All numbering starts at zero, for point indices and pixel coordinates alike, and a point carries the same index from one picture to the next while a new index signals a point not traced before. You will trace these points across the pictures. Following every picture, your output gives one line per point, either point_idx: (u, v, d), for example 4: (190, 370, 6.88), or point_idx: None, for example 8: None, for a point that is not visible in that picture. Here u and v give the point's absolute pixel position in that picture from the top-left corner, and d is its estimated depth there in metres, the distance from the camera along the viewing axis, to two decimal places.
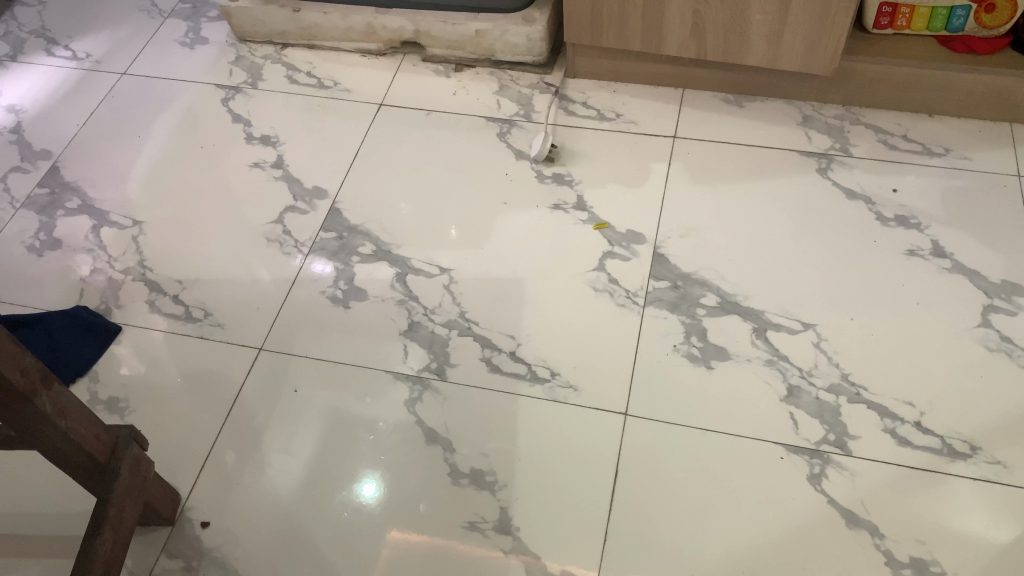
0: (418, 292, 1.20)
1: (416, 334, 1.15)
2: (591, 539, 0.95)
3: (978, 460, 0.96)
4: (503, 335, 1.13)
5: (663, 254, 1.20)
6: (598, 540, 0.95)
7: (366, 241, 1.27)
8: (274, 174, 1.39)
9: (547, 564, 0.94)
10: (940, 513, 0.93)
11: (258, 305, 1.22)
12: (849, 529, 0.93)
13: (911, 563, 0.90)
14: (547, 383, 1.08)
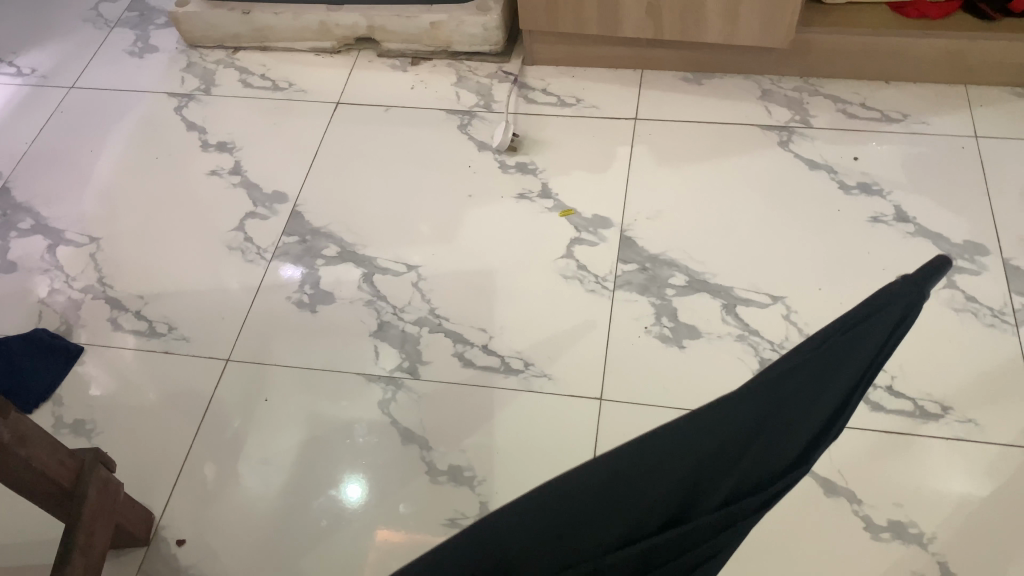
0: (386, 291, 1.18)
1: (387, 334, 1.13)
2: None
3: (950, 420, 0.95)
4: (475, 329, 1.12)
5: (631, 237, 1.19)
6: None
7: (329, 243, 1.25)
8: (232, 181, 1.37)
9: None
10: (916, 475, 0.91)
11: (223, 315, 1.19)
12: (828, 498, 0.91)
13: (890, 527, 0.88)
14: (522, 374, 1.07)
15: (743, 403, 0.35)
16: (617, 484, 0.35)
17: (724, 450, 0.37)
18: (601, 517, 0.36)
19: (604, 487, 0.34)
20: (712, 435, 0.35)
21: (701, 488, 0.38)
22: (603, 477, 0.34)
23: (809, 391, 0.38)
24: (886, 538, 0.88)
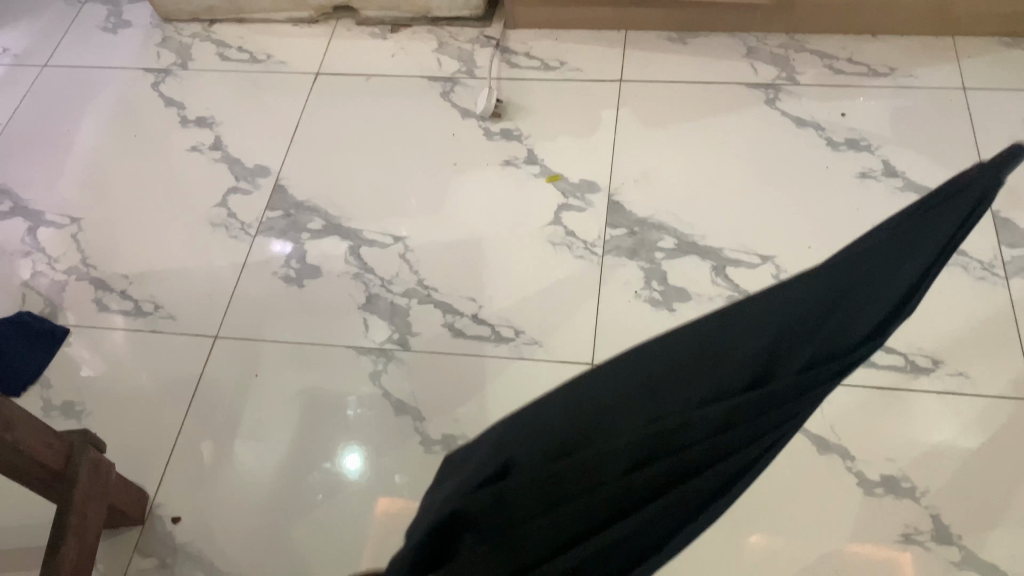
0: (373, 264, 1.17)
1: (375, 307, 1.12)
2: None
3: (941, 373, 0.95)
4: (464, 299, 1.11)
5: (618, 201, 1.18)
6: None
7: (314, 216, 1.24)
8: (214, 156, 1.35)
9: None
10: (907, 429, 0.91)
11: (210, 293, 1.18)
12: (821, 455, 0.91)
13: (883, 482, 0.88)
14: (513, 342, 1.07)
15: (830, 261, 0.33)
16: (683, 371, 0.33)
17: (808, 340, 0.33)
18: (681, 378, 0.33)
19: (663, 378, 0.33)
20: (795, 291, 0.33)
21: (787, 383, 0.33)
22: (686, 343, 0.34)
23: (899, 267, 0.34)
24: (880, 493, 0.88)
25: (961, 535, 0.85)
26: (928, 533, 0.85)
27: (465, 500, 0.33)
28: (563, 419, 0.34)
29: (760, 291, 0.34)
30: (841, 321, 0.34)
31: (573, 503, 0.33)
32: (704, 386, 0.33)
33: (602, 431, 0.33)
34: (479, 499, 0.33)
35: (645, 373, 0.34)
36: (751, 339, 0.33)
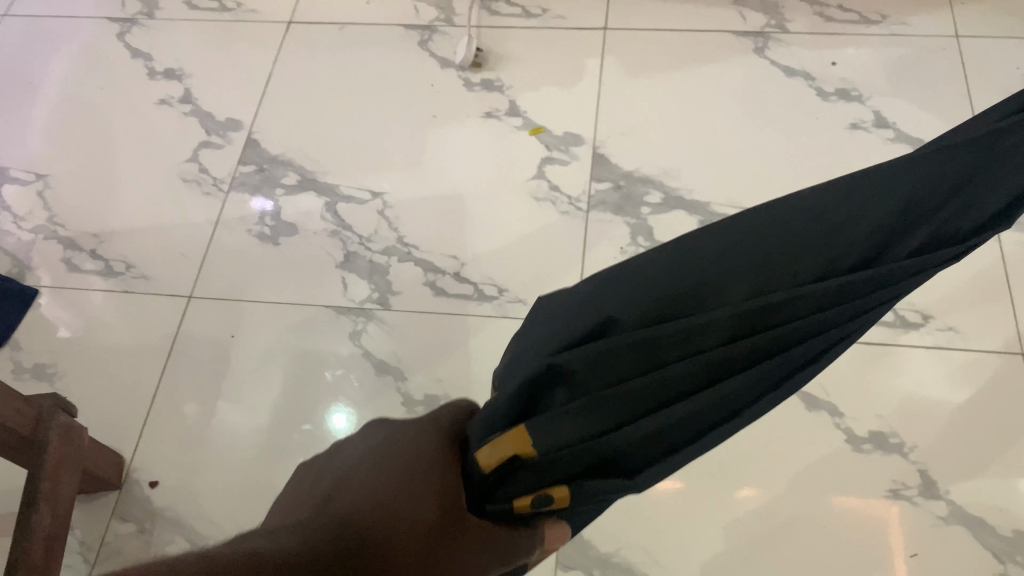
0: (351, 221, 1.13)
1: (354, 265, 1.09)
2: None
3: (931, 328, 0.93)
4: (446, 257, 1.08)
5: (604, 155, 1.15)
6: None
7: (289, 172, 1.19)
8: (184, 110, 1.29)
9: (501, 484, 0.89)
10: (896, 385, 0.90)
11: (183, 252, 1.14)
12: (810, 412, 0.89)
13: (871, 438, 0.87)
14: (496, 301, 1.04)
15: (926, 163, 0.46)
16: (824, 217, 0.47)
17: (919, 205, 0.47)
18: (800, 256, 0.47)
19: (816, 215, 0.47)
20: (908, 185, 0.46)
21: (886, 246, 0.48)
22: (803, 221, 0.47)
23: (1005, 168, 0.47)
24: (868, 449, 0.87)
25: (949, 490, 0.83)
26: (916, 489, 0.84)
27: (610, 342, 0.48)
28: (699, 270, 0.49)
29: (863, 172, 0.48)
30: (923, 226, 0.48)
31: (699, 355, 0.49)
32: (818, 266, 0.48)
33: (728, 290, 0.49)
34: (617, 348, 0.48)
35: (772, 242, 0.48)
36: (864, 231, 0.47)
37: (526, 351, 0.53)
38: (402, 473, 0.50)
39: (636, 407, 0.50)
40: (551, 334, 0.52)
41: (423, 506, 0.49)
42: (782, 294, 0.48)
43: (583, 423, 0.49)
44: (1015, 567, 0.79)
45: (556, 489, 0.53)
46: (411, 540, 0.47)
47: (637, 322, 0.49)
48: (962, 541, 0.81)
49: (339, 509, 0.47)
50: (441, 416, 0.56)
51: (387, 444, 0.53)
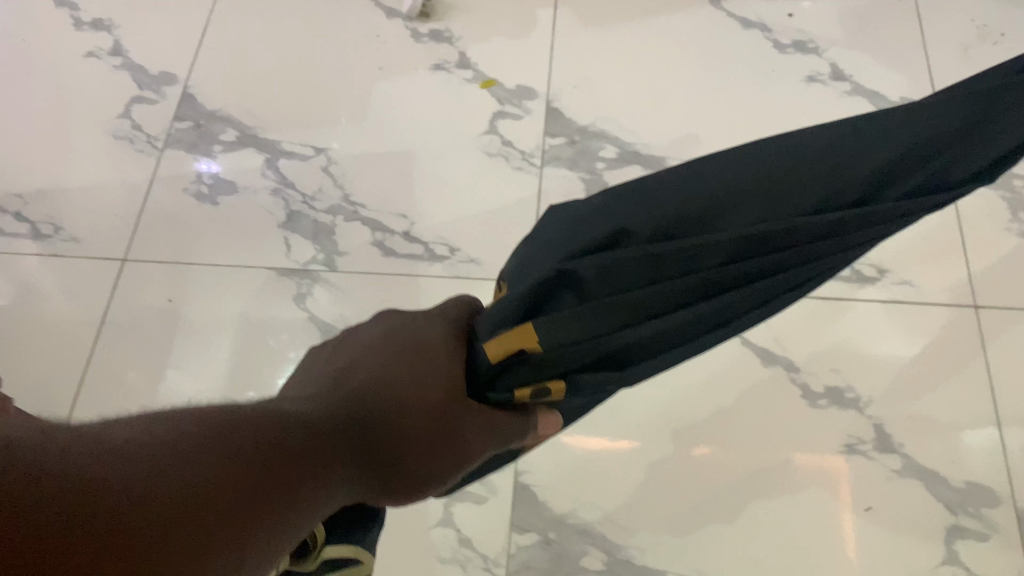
0: (294, 178, 1.08)
1: (297, 225, 1.04)
2: None
3: (886, 282, 0.91)
4: (394, 215, 1.04)
5: (557, 109, 1.11)
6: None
7: (228, 128, 1.13)
8: (113, 63, 1.21)
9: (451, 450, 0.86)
10: (853, 339, 0.88)
11: (115, 213, 1.08)
12: (766, 368, 0.88)
13: (827, 393, 0.86)
14: (448, 261, 1.00)
15: (919, 120, 0.50)
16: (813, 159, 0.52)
17: (911, 155, 0.50)
18: (798, 189, 0.52)
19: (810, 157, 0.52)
20: (895, 139, 0.50)
21: (879, 188, 0.51)
22: (803, 154, 0.52)
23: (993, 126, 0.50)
24: (824, 404, 0.86)
25: (903, 442, 0.83)
26: (870, 443, 0.83)
27: (621, 253, 0.54)
28: (709, 196, 0.53)
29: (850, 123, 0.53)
30: (914, 172, 0.51)
31: (698, 273, 0.54)
32: (816, 198, 0.52)
33: (734, 215, 0.53)
34: (623, 257, 0.54)
35: (776, 172, 0.52)
36: (857, 172, 0.51)
37: (540, 255, 0.59)
38: (410, 361, 0.57)
39: (637, 313, 0.55)
40: (563, 240, 0.57)
41: (429, 388, 0.56)
42: (781, 223, 0.52)
43: (585, 322, 0.55)
44: (966, 518, 0.79)
45: (553, 383, 0.58)
46: (414, 416, 0.55)
47: (647, 236, 0.54)
48: (916, 493, 0.80)
49: (355, 386, 0.55)
50: (448, 312, 0.64)
51: (400, 337, 0.60)
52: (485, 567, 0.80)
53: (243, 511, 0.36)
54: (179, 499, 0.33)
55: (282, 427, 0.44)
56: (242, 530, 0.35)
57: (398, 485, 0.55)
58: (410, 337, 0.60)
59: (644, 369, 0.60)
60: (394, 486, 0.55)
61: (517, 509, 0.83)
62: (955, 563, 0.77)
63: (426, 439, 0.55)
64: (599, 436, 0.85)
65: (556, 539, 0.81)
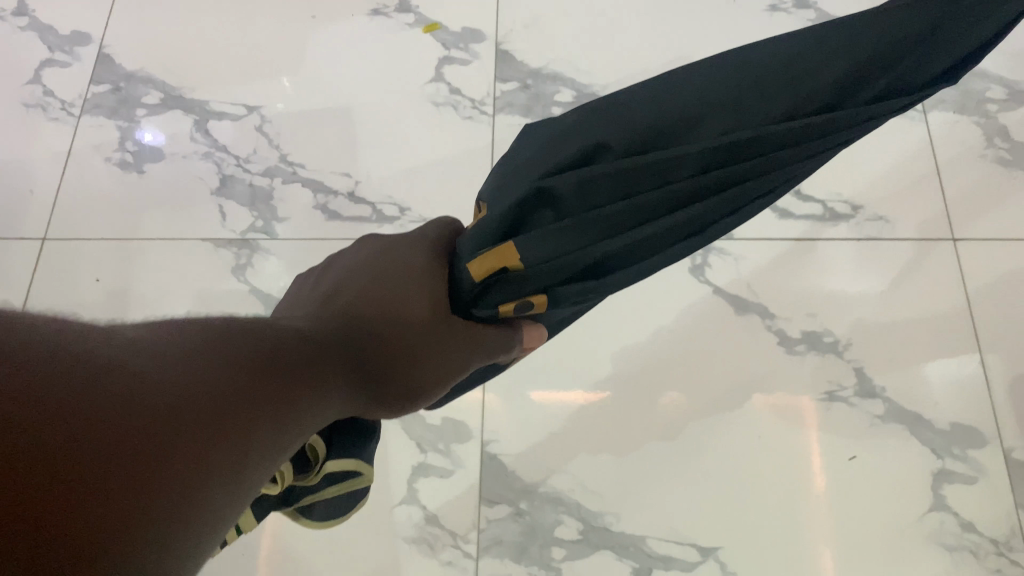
0: (225, 140, 0.99)
1: (232, 191, 0.96)
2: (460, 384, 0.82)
3: (861, 219, 0.87)
4: (337, 176, 0.96)
5: (507, 52, 1.03)
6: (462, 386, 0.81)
7: (149, 89, 1.04)
8: (18, 23, 1.09)
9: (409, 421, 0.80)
10: (828, 281, 0.84)
11: (30, 189, 0.99)
12: (740, 316, 0.83)
13: (805, 339, 0.82)
14: (397, 222, 0.94)
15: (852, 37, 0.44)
16: (760, 76, 0.46)
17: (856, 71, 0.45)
18: (763, 98, 0.47)
19: (759, 72, 0.47)
20: (835, 57, 0.44)
21: (843, 95, 0.46)
22: (756, 66, 0.47)
23: (939, 33, 0.43)
24: (801, 351, 0.81)
25: (885, 386, 0.79)
26: (851, 388, 0.79)
27: (591, 171, 0.50)
28: (676, 110, 0.49)
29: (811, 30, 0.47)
30: (882, 76, 0.45)
31: (674, 185, 0.50)
32: (783, 105, 0.46)
33: (701, 125, 0.48)
34: (596, 174, 0.50)
35: (740, 82, 0.47)
36: (820, 80, 0.45)
37: (510, 175, 0.54)
38: (389, 277, 0.55)
39: (613, 229, 0.52)
40: (533, 158, 0.53)
41: (417, 304, 0.54)
42: (750, 131, 0.47)
43: (562, 238, 0.51)
44: (953, 462, 0.75)
45: (534, 297, 0.57)
46: (406, 331, 0.52)
47: (622, 150, 0.50)
48: (900, 438, 0.77)
49: (345, 303, 0.52)
50: (428, 234, 0.62)
51: (375, 255, 0.58)
52: (454, 544, 0.76)
53: (273, 401, 0.33)
54: (223, 381, 0.30)
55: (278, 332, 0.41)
56: (278, 418, 0.33)
57: (393, 397, 0.52)
58: (385, 258, 0.58)
59: (627, 277, 0.57)
60: (390, 401, 0.52)
61: (486, 480, 0.78)
62: (943, 509, 0.74)
63: (420, 352, 0.53)
64: (566, 394, 0.81)
65: (528, 510, 0.76)
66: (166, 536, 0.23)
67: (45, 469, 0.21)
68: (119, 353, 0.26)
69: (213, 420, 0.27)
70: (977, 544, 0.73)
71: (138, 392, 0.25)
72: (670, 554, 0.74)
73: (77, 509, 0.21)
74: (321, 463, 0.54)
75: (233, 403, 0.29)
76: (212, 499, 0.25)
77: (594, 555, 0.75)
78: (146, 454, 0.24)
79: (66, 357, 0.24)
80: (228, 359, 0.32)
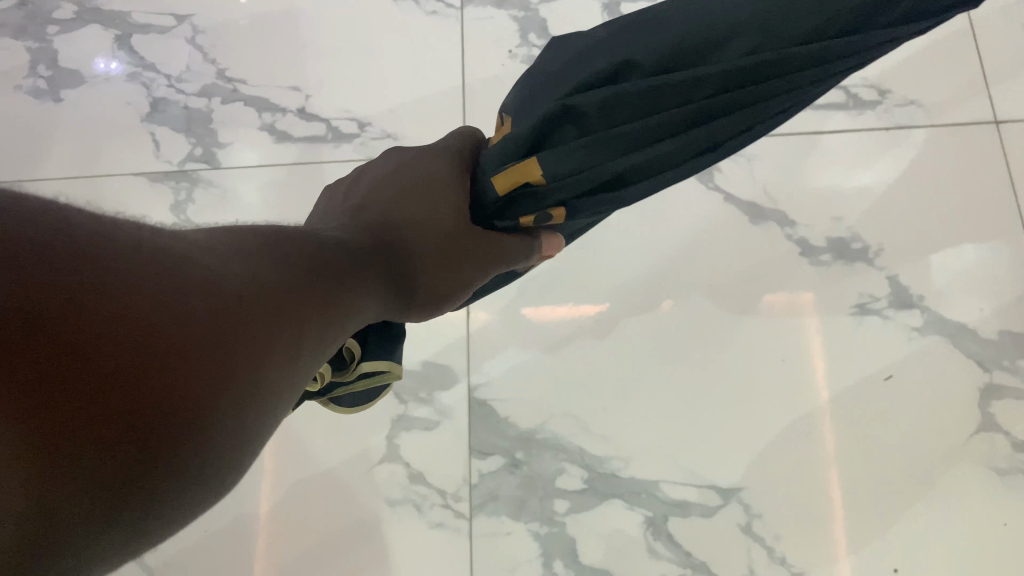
0: (153, 57, 0.86)
1: (165, 115, 0.84)
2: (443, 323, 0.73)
3: (889, 105, 0.75)
4: (285, 90, 0.84)
5: None
6: (446, 325, 0.73)
7: (60, 1, 0.89)
8: None
9: None
10: (853, 179, 0.74)
11: None
12: (755, 226, 0.73)
13: (831, 247, 0.72)
14: (357, 140, 0.81)
15: None
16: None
17: None
18: (785, 19, 0.35)
19: None
20: None
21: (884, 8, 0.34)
22: None
23: None
24: (827, 261, 0.72)
25: (923, 295, 0.70)
26: (885, 300, 0.70)
27: (615, 89, 0.41)
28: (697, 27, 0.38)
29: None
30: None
31: (689, 109, 0.40)
32: (807, 27, 0.35)
33: (721, 45, 0.37)
34: (617, 93, 0.41)
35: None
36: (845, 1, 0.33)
37: (541, 85, 0.46)
38: (417, 191, 0.51)
39: (627, 148, 0.44)
40: (566, 70, 0.44)
41: (439, 216, 0.51)
42: (769, 54, 0.36)
43: (578, 154, 0.44)
44: (1002, 376, 0.67)
45: (555, 211, 0.51)
46: (432, 247, 0.50)
47: (649, 69, 0.40)
48: (943, 353, 0.68)
49: (372, 217, 0.50)
50: (452, 148, 0.55)
51: (405, 164, 0.54)
52: (445, 503, 0.68)
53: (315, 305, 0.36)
54: (269, 290, 0.32)
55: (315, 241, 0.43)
56: (310, 319, 0.34)
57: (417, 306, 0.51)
58: (418, 167, 0.53)
59: (650, 190, 0.49)
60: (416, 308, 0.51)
61: (476, 430, 0.70)
62: (993, 429, 0.66)
63: (449, 264, 0.50)
64: (560, 307, 0.73)
65: (525, 460, 0.69)
66: (210, 434, 0.25)
67: (105, 368, 0.22)
68: (166, 259, 0.27)
69: (252, 323, 0.28)
70: None
71: (184, 299, 0.26)
72: (687, 500, 0.66)
73: (128, 414, 0.22)
74: (356, 363, 0.51)
75: (268, 310, 0.30)
76: (252, 395, 0.27)
77: (602, 505, 0.67)
78: (197, 356, 0.25)
79: (118, 268, 0.24)
80: (275, 266, 0.35)
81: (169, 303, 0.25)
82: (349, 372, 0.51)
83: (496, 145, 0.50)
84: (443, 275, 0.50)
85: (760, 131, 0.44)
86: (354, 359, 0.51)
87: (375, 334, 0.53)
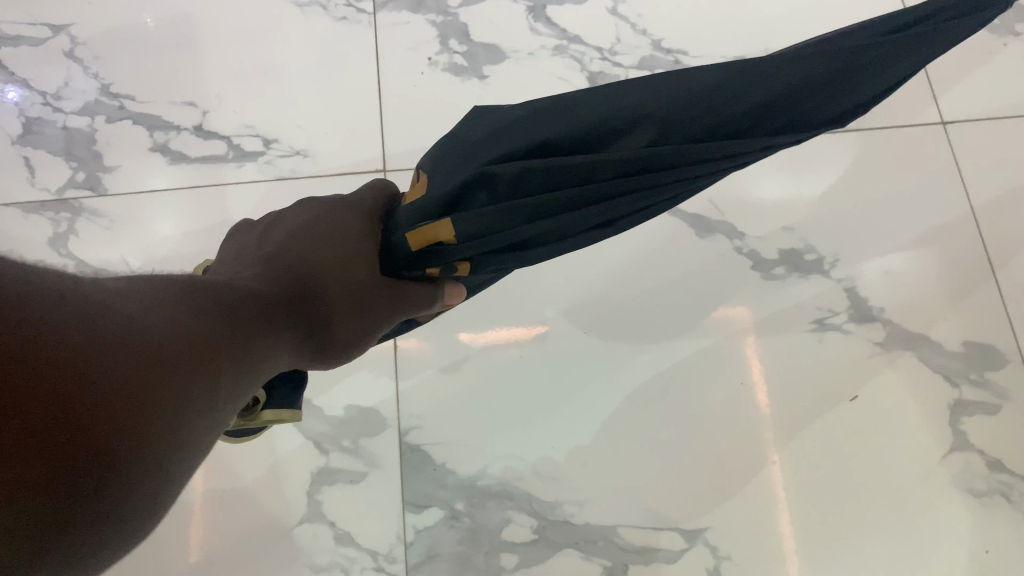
0: (25, 72, 0.76)
1: (40, 137, 0.74)
2: (369, 360, 0.65)
3: None
4: (180, 106, 0.75)
5: None
6: (360, 356, 0.64)
7: None
8: None
9: (315, 410, 0.64)
10: (802, 185, 0.70)
11: None
12: (704, 239, 0.68)
13: (784, 259, 0.67)
14: (263, 158, 0.73)
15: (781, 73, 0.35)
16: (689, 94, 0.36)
17: (774, 105, 0.35)
18: (700, 111, 0.36)
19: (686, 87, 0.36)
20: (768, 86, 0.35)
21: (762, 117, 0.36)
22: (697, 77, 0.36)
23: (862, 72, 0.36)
24: (781, 274, 0.67)
25: (884, 307, 0.66)
26: (844, 314, 0.66)
27: (526, 163, 0.38)
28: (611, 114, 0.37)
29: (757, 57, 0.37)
30: (810, 101, 0.36)
31: (596, 183, 0.39)
32: (703, 123, 0.36)
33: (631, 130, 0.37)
34: (530, 165, 0.38)
35: (676, 94, 0.36)
36: (739, 106, 0.36)
37: (442, 154, 0.43)
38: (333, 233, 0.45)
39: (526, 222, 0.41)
40: (464, 140, 0.41)
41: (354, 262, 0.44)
42: (673, 145, 0.37)
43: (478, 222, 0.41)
44: (971, 390, 0.63)
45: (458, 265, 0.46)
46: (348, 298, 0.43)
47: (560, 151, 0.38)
48: (906, 367, 0.64)
49: (289, 258, 0.42)
50: (361, 200, 0.48)
51: (324, 205, 0.47)
52: (377, 566, 0.61)
53: (227, 358, 0.30)
54: (175, 345, 0.26)
55: (235, 286, 0.36)
56: (234, 360, 0.31)
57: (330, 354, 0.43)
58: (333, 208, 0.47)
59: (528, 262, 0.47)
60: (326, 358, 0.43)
61: (410, 480, 0.62)
62: (966, 448, 0.62)
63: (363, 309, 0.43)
64: (498, 333, 0.66)
65: (467, 511, 0.61)
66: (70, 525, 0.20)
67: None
68: (88, 293, 0.24)
69: (180, 366, 0.26)
70: (1009, 486, 0.61)
71: (108, 334, 0.23)
72: (649, 545, 0.61)
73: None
74: (259, 409, 0.44)
75: (198, 354, 0.28)
76: (164, 447, 0.24)
77: (555, 556, 0.61)
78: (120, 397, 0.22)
79: (41, 296, 0.22)
80: (187, 312, 0.29)
81: (94, 339, 0.22)
82: (249, 419, 0.44)
83: (407, 204, 0.45)
84: (354, 323, 0.43)
85: (652, 208, 0.45)
86: (257, 404, 0.44)
87: (278, 377, 0.46)
